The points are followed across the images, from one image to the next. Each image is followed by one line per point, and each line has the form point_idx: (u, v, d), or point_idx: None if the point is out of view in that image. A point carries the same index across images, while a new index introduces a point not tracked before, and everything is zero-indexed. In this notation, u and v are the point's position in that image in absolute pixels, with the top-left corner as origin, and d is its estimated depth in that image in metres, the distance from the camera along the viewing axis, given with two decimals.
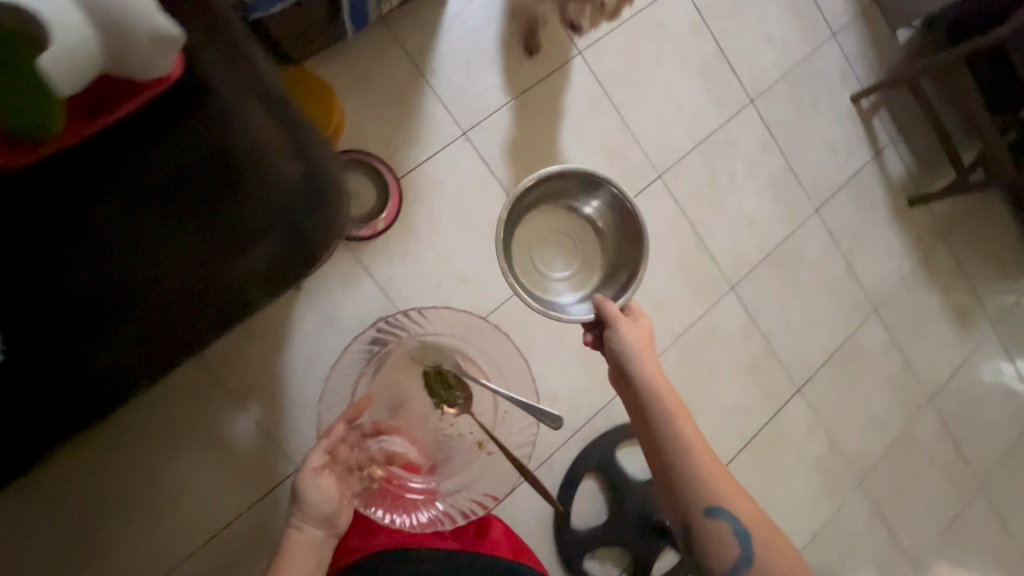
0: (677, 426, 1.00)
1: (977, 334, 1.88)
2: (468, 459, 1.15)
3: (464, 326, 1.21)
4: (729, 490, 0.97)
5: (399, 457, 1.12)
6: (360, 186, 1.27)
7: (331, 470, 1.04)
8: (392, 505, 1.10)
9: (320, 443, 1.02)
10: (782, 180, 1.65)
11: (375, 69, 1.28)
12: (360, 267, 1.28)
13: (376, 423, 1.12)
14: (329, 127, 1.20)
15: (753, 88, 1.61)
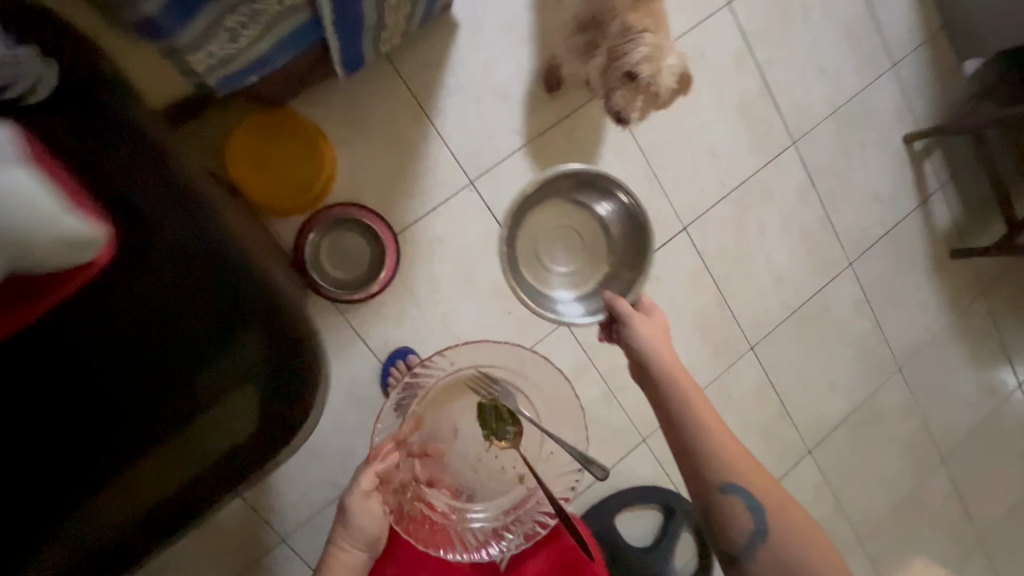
0: (697, 414, 0.92)
1: (1002, 395, 1.79)
2: (508, 492, 1.06)
3: (517, 358, 1.10)
4: (752, 475, 0.91)
5: (446, 485, 1.07)
6: (349, 244, 1.13)
7: (379, 494, 1.03)
8: (437, 535, 1.05)
9: (371, 465, 1.02)
10: (818, 231, 1.50)
11: (374, 111, 1.14)
12: (352, 330, 1.17)
13: (423, 444, 1.07)
14: (316, 186, 1.07)
15: (797, 129, 1.44)
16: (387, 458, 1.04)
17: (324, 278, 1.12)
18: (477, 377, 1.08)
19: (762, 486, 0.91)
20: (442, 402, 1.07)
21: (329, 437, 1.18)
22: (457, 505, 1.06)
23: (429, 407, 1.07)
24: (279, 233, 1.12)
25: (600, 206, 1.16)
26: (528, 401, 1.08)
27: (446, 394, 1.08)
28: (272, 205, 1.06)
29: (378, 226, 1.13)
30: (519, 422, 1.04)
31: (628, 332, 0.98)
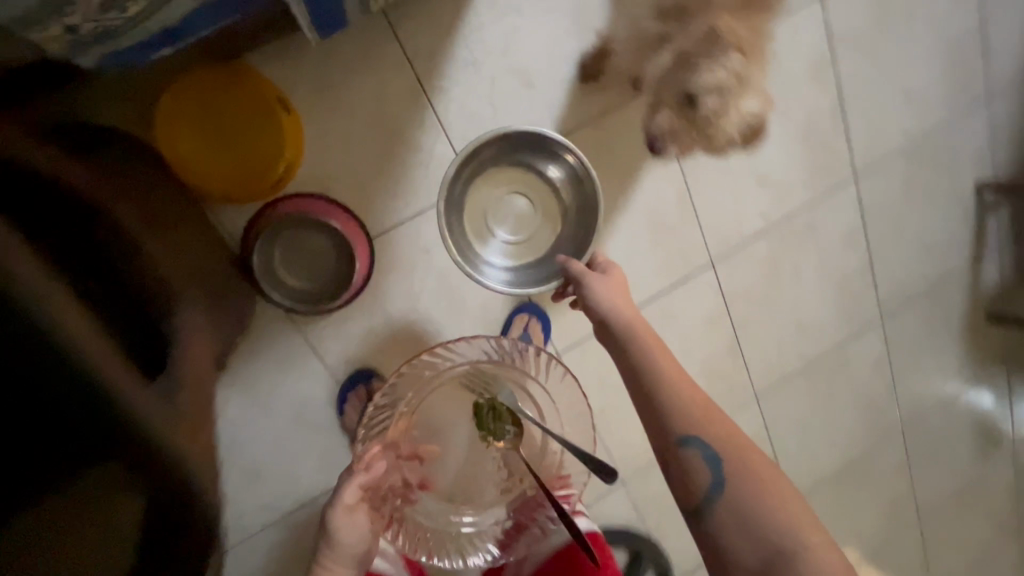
0: (654, 361, 0.80)
1: (997, 466, 1.69)
2: (507, 504, 0.88)
3: (524, 356, 0.94)
4: (719, 431, 0.76)
5: (441, 492, 0.88)
6: (311, 241, 0.91)
7: (363, 507, 0.89)
8: (426, 543, 0.89)
9: (353, 479, 0.88)
10: (856, 280, 1.32)
11: (357, 83, 0.91)
12: (307, 343, 0.99)
13: (415, 448, 0.88)
14: (276, 170, 0.84)
15: (864, 161, 1.22)
16: (369, 467, 0.88)
17: (278, 286, 0.91)
18: (475, 377, 0.91)
19: (730, 441, 0.76)
20: (433, 399, 0.91)
21: (271, 460, 1.03)
22: (451, 512, 0.88)
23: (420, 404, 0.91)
24: (224, 225, 0.90)
25: (552, 164, 0.96)
26: (533, 403, 0.90)
27: (439, 393, 0.91)
28: (216, 190, 0.83)
29: (348, 228, 0.91)
30: (519, 420, 0.87)
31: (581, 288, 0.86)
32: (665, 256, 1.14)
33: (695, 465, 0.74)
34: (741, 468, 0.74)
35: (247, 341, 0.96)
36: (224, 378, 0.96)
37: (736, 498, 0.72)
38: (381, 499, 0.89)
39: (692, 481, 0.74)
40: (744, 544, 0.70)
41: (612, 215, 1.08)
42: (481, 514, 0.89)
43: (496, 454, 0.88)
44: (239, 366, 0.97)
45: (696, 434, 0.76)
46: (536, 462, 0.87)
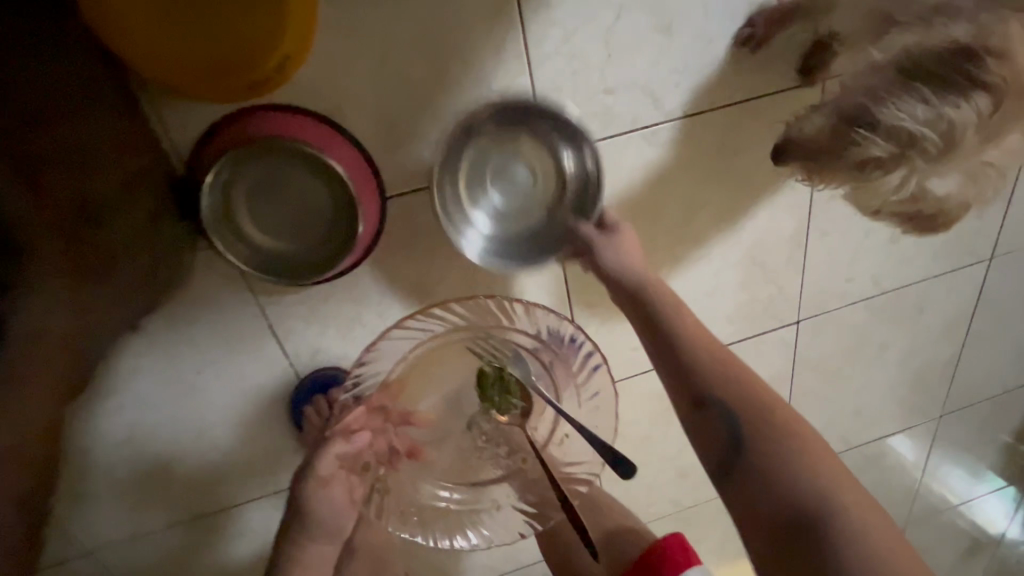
0: (673, 311, 0.65)
1: None
2: (506, 483, 0.73)
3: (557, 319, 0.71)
4: (754, 385, 0.60)
5: (429, 468, 0.72)
6: (290, 183, 0.61)
7: (340, 478, 0.66)
8: (405, 517, 0.71)
9: (330, 444, 0.64)
10: (935, 372, 1.11)
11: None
12: (264, 320, 0.71)
13: (405, 412, 0.70)
14: (270, 64, 0.54)
15: (1009, 241, 0.98)
16: (349, 428, 0.66)
17: (230, 237, 0.60)
18: (486, 340, 0.72)
19: (767, 402, 0.59)
20: (426, 366, 0.72)
21: (188, 451, 0.77)
22: (434, 487, 0.72)
23: (410, 368, 0.71)
24: (168, 128, 0.59)
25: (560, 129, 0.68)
26: (551, 380, 0.73)
27: (437, 357, 0.72)
28: (164, 73, 0.52)
29: (354, 176, 0.60)
30: (528, 395, 0.71)
31: (592, 244, 0.69)
32: (746, 304, 0.89)
33: (716, 425, 0.58)
34: (786, 436, 0.56)
35: (178, 301, 0.67)
36: (139, 342, 0.69)
37: (769, 463, 0.54)
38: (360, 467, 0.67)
39: (714, 433, 0.58)
40: (771, 510, 0.52)
41: (704, 237, 0.81)
42: (469, 490, 0.73)
43: (497, 425, 0.72)
44: (159, 332, 0.69)
45: (721, 390, 0.60)
46: (541, 440, 0.72)
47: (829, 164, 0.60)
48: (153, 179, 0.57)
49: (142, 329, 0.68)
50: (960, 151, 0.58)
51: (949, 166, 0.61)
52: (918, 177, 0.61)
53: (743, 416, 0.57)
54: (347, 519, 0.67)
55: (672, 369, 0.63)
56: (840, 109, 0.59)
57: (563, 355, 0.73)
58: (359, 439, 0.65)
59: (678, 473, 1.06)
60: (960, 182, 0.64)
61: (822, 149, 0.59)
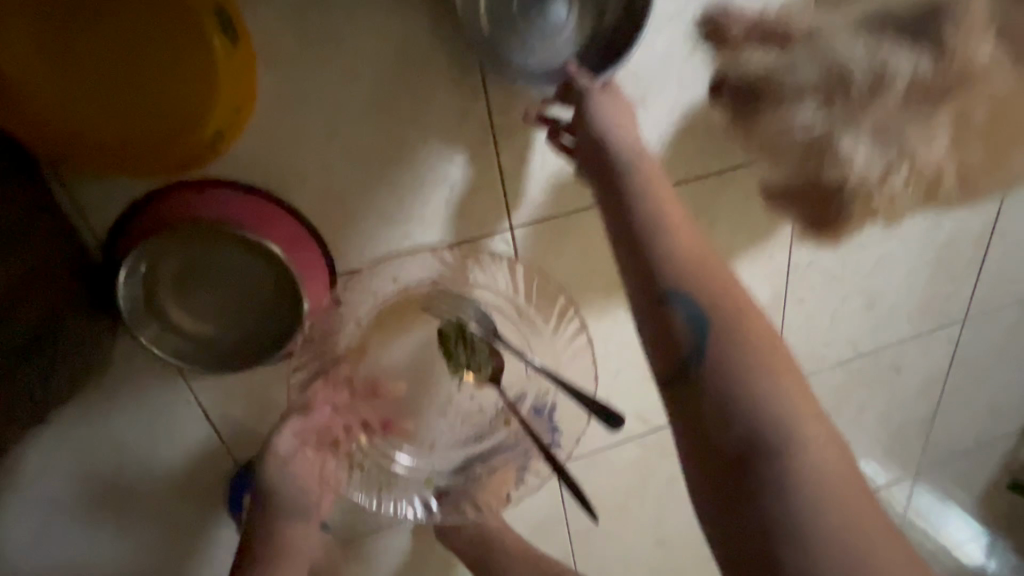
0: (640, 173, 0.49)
1: None
2: (490, 440, 0.66)
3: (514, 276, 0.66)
4: (722, 297, 0.46)
5: (402, 441, 0.66)
6: (228, 266, 0.55)
7: (303, 454, 0.63)
8: (376, 489, 0.65)
9: (288, 420, 0.62)
10: (910, 430, 1.09)
11: (371, 34, 0.52)
12: (197, 407, 0.64)
13: (370, 379, 0.65)
14: (198, 136, 0.48)
15: (981, 304, 0.97)
16: (308, 405, 0.62)
17: (153, 323, 0.55)
18: (449, 300, 0.64)
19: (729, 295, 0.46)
20: (386, 330, 0.65)
21: (112, 545, 0.69)
22: (393, 453, 0.66)
23: (370, 335, 0.65)
24: (85, 209, 0.53)
25: None
26: (519, 335, 0.67)
27: (396, 323, 0.65)
28: (80, 152, 0.47)
29: (293, 252, 0.55)
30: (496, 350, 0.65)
31: (583, 94, 0.52)
32: None
33: (678, 320, 0.44)
34: (751, 348, 0.44)
35: (94, 391, 0.60)
36: (48, 436, 0.61)
37: (728, 377, 0.42)
38: (331, 444, 0.64)
39: (677, 332, 0.44)
40: (722, 427, 0.41)
41: None
42: (431, 460, 0.66)
43: (473, 394, 0.66)
44: (73, 423, 0.61)
45: (682, 276, 0.46)
46: (518, 400, 0.65)
47: (751, 104, 0.52)
48: (62, 266, 0.50)
49: (51, 422, 0.60)
50: (883, 104, 0.47)
51: (867, 127, 0.48)
52: (828, 127, 0.49)
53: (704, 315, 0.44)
54: (317, 496, 0.65)
55: (628, 244, 0.47)
56: (785, 44, 0.51)
57: (533, 315, 0.68)
58: (321, 415, 0.63)
59: (655, 543, 1.01)
60: (870, 156, 0.49)
61: (757, 80, 0.51)
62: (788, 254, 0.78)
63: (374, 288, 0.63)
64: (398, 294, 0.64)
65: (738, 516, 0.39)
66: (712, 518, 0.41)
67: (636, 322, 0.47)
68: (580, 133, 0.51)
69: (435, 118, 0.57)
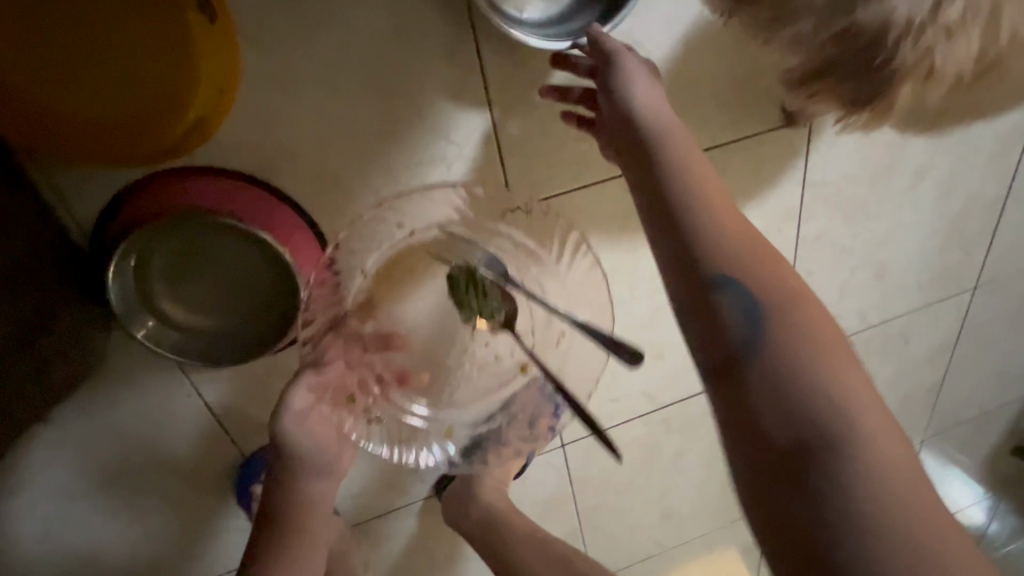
0: (677, 146, 0.45)
1: None
2: (509, 389, 0.62)
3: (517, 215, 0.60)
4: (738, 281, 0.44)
5: (417, 396, 0.60)
6: (220, 254, 0.54)
7: (318, 411, 0.58)
8: (397, 444, 0.60)
9: (301, 377, 0.56)
10: (917, 399, 1.09)
11: (358, 10, 0.50)
12: (197, 397, 0.63)
13: (381, 333, 0.58)
14: (180, 121, 0.45)
15: (992, 271, 0.95)
16: (321, 357, 0.56)
17: (150, 319, 0.53)
18: (456, 244, 0.59)
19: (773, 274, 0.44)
20: (392, 283, 0.59)
21: (125, 534, 0.69)
22: (408, 409, 0.60)
23: (376, 287, 0.58)
24: (66, 198, 0.50)
25: None
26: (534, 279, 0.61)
27: (404, 273, 0.59)
28: (54, 142, 0.44)
29: (289, 242, 0.53)
30: (508, 294, 0.59)
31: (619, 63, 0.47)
32: None
33: (726, 310, 0.42)
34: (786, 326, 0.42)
35: (93, 385, 0.59)
36: (50, 432, 0.60)
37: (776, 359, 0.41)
38: (344, 402, 0.59)
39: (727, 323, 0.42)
40: (774, 425, 0.39)
41: None
42: (450, 413, 0.61)
43: (488, 342, 0.60)
44: (76, 419, 0.60)
45: (728, 261, 0.43)
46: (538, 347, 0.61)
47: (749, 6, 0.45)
48: (49, 261, 0.48)
49: (52, 418, 0.59)
50: None
51: None
52: None
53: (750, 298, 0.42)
54: (336, 452, 0.62)
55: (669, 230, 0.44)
56: None
57: (546, 259, 0.61)
58: (333, 367, 0.57)
59: (662, 515, 1.01)
60: None
61: None
62: (798, 225, 0.76)
63: (379, 233, 0.57)
64: (405, 240, 0.59)
65: (794, 520, 0.37)
66: (765, 518, 0.39)
67: (677, 317, 0.44)
68: (614, 109, 0.47)
69: (429, 98, 0.55)
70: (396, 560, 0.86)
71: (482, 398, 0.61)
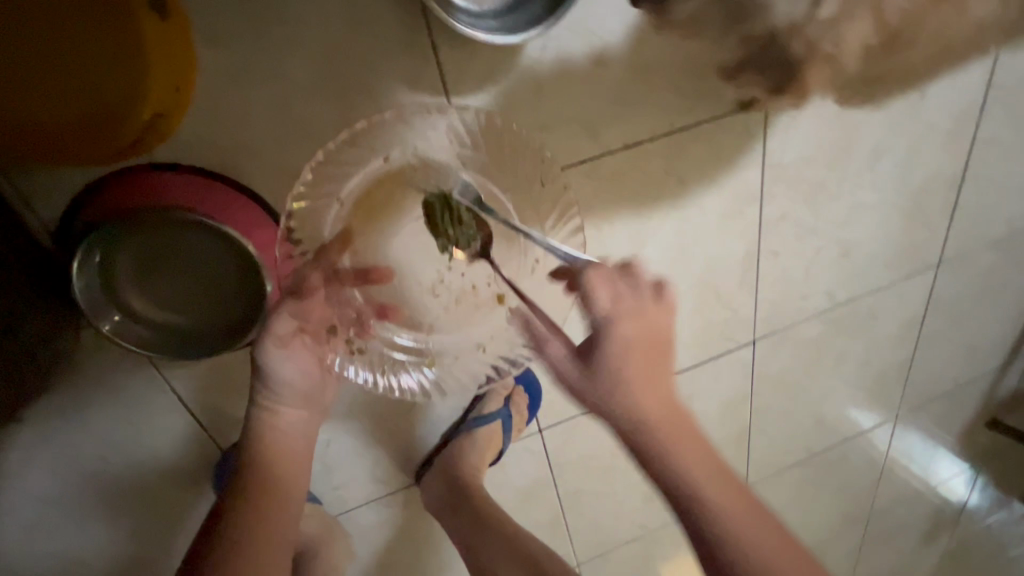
0: (641, 403, 0.54)
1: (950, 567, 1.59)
2: (485, 318, 0.65)
3: (494, 146, 0.61)
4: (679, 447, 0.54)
5: (397, 327, 0.65)
6: (186, 250, 0.55)
7: (301, 340, 0.60)
8: (379, 368, 0.64)
9: (282, 305, 0.56)
10: (889, 376, 1.11)
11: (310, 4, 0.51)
12: (172, 394, 0.64)
13: (359, 267, 0.63)
14: (136, 120, 0.46)
15: (954, 247, 0.97)
16: (303, 285, 0.58)
17: (116, 313, 0.54)
18: (433, 174, 0.61)
19: (744, 520, 0.52)
20: (375, 218, 0.62)
21: (108, 531, 0.70)
22: (389, 336, 0.64)
23: (354, 214, 0.62)
24: (30, 199, 0.51)
25: None
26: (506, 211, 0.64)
27: (381, 202, 0.62)
28: (5, 143, 0.45)
29: (252, 233, 0.54)
30: (483, 224, 0.63)
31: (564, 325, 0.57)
32: (700, 329, 0.86)
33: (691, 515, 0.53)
34: (726, 505, 0.53)
35: (65, 385, 0.59)
36: (26, 434, 0.61)
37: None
38: (326, 332, 0.61)
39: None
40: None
41: (655, 265, 0.77)
42: (429, 341, 0.66)
43: (465, 272, 0.65)
44: (49, 419, 0.61)
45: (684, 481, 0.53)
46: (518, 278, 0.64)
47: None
48: (15, 260, 0.49)
49: (27, 420, 0.60)
50: None
51: None
52: None
53: (744, 561, 0.51)
54: (320, 380, 0.63)
55: (679, 511, 0.53)
56: None
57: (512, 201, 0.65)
58: (313, 296, 0.58)
59: (644, 498, 1.03)
60: None
61: None
62: (761, 206, 0.78)
63: (356, 161, 0.58)
64: (381, 168, 0.60)
65: None
66: None
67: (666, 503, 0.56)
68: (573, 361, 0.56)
69: (386, 89, 0.56)
70: (381, 548, 0.87)
71: (454, 327, 0.66)
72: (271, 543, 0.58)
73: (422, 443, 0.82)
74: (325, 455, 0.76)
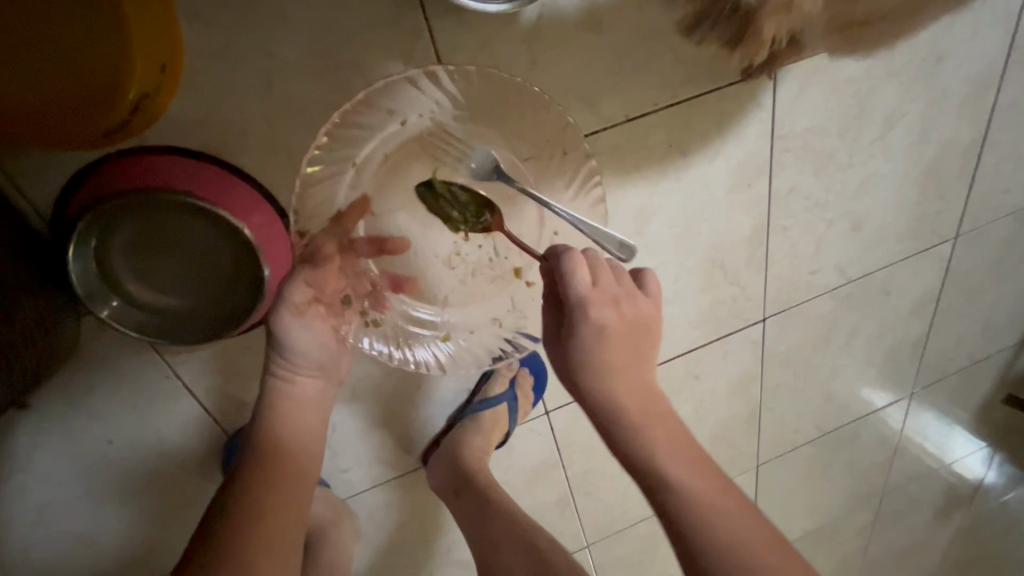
0: (613, 388, 0.54)
1: (965, 546, 1.57)
2: (497, 292, 0.67)
3: (502, 110, 0.60)
4: (654, 426, 0.54)
5: (414, 299, 0.66)
6: (182, 234, 0.54)
7: (317, 310, 0.58)
8: (399, 339, 0.66)
9: (297, 272, 0.56)
10: (902, 352, 1.09)
11: None
12: (176, 380, 0.64)
13: (374, 237, 0.63)
14: (122, 102, 0.45)
15: (971, 218, 0.94)
16: (317, 254, 0.58)
17: (114, 297, 0.55)
18: (449, 139, 0.61)
19: (717, 506, 0.51)
20: (396, 182, 0.62)
21: (117, 514, 0.71)
22: (407, 307, 0.66)
23: (375, 179, 0.62)
24: (27, 184, 0.51)
25: None
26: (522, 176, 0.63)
27: (398, 167, 0.61)
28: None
29: (247, 218, 0.53)
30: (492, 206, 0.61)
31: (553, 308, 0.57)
32: (707, 306, 0.85)
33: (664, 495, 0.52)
34: (700, 494, 0.51)
35: (70, 370, 0.60)
36: (32, 420, 0.61)
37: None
38: (340, 303, 0.61)
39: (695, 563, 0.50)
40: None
41: (660, 241, 0.75)
42: (446, 313, 0.67)
43: (481, 243, 0.65)
44: (55, 406, 0.61)
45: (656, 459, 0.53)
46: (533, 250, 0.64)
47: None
48: (14, 246, 0.49)
49: (32, 406, 0.60)
50: None
51: None
52: None
53: (719, 545, 0.49)
54: (336, 350, 0.62)
55: (648, 490, 0.53)
56: None
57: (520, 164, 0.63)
58: (328, 265, 0.58)
59: None
60: None
61: None
62: (769, 180, 0.75)
63: (374, 124, 0.58)
64: (400, 132, 0.60)
65: None
66: None
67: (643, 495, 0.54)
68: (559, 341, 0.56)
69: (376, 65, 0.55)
70: (389, 529, 0.88)
71: (469, 300, 0.67)
72: (287, 512, 0.57)
73: (427, 426, 0.82)
74: (332, 439, 0.76)
